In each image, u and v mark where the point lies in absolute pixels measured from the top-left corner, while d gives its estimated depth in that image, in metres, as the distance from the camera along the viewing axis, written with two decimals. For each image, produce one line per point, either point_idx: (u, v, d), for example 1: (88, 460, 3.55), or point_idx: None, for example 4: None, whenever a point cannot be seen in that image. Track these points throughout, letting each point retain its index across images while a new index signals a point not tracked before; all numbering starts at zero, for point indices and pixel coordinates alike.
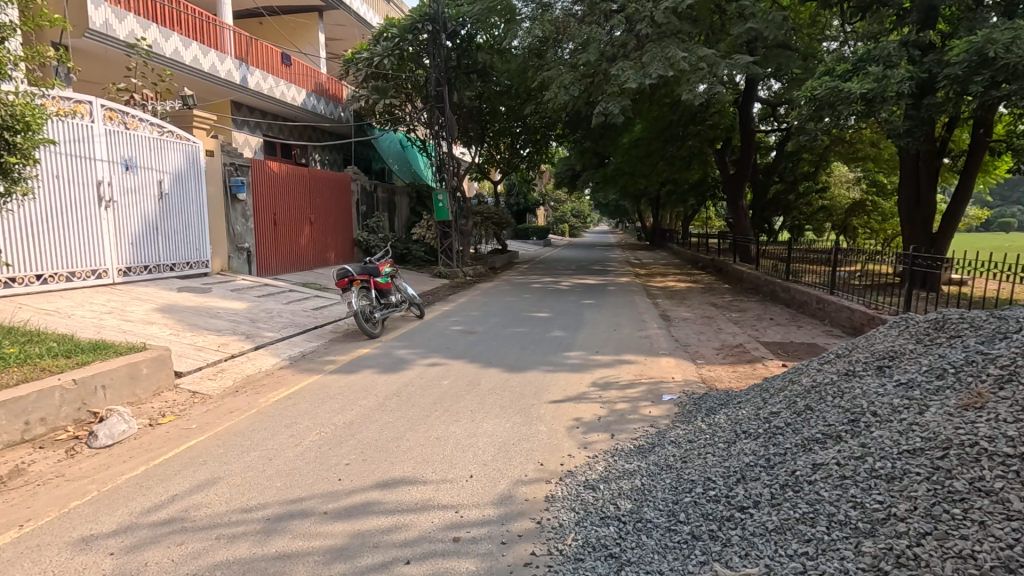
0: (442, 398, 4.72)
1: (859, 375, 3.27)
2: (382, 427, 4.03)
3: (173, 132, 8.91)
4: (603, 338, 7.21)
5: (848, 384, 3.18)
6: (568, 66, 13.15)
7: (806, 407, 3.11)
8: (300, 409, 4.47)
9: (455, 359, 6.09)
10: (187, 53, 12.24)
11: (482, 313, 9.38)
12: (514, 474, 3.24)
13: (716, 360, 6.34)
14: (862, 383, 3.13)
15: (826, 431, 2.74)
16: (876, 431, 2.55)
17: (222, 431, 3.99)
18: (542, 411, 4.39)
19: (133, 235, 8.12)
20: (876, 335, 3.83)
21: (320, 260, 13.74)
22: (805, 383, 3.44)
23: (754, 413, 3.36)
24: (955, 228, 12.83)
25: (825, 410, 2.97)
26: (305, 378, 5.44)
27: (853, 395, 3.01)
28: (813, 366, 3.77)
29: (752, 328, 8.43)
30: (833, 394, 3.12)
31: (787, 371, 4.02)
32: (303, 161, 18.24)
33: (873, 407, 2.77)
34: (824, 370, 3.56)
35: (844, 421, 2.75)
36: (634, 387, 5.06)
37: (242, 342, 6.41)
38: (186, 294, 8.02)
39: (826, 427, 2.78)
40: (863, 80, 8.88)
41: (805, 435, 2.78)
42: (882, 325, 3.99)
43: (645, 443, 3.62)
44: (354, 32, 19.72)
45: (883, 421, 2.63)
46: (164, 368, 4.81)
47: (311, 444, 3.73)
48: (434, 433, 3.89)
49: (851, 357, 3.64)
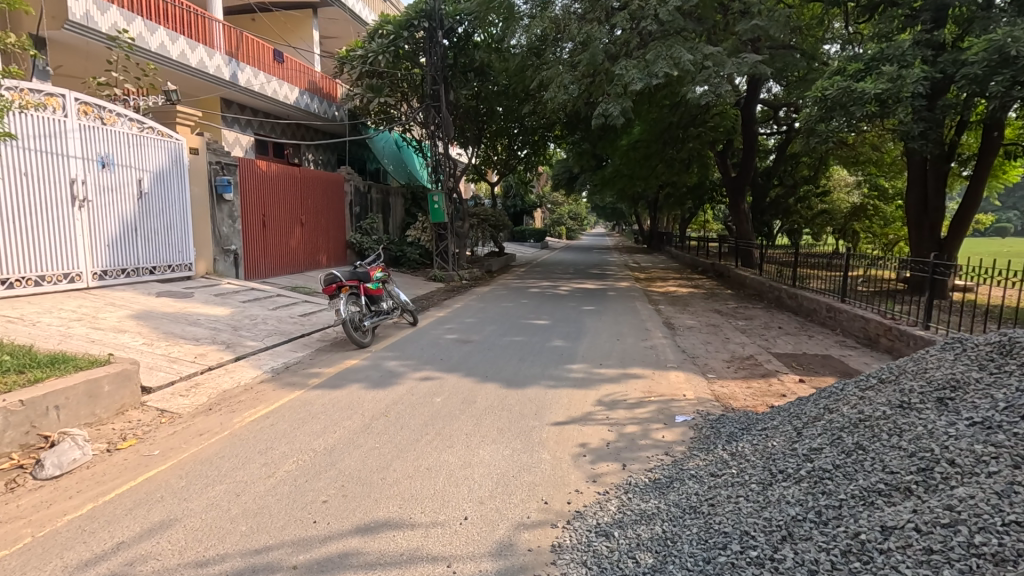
0: (434, 418, 4.31)
1: (917, 408, 2.88)
2: (367, 455, 3.61)
3: (155, 128, 8.47)
4: (607, 348, 6.81)
5: (905, 419, 2.79)
6: (568, 65, 12.78)
7: (855, 446, 2.73)
8: (278, 430, 4.05)
9: (449, 372, 5.68)
10: (173, 48, 11.81)
11: (478, 319, 8.97)
12: (514, 516, 2.85)
13: (728, 373, 5.95)
14: (923, 419, 2.74)
15: (892, 482, 2.34)
16: (962, 489, 2.15)
17: (187, 458, 3.57)
18: (544, 434, 3.99)
19: (110, 236, 7.68)
20: (928, 360, 3.44)
21: (311, 262, 13.31)
22: (849, 414, 3.06)
23: (790, 448, 2.98)
24: (965, 232, 12.47)
25: (883, 452, 2.58)
26: (287, 393, 5.02)
27: (916, 435, 2.62)
28: (854, 392, 3.39)
29: (761, 337, 8.05)
30: (888, 432, 2.73)
31: (820, 396, 3.64)
32: (296, 160, 17.81)
33: (949, 455, 2.38)
34: (870, 399, 3.17)
35: (914, 471, 2.36)
36: (642, 406, 4.66)
37: (221, 352, 5.98)
38: (165, 300, 7.58)
39: (889, 477, 2.39)
40: (877, 80, 8.53)
41: (864, 485, 2.38)
42: (932, 348, 3.60)
43: (662, 476, 3.23)
44: (349, 29, 19.30)
45: (967, 475, 2.24)
46: (129, 384, 4.38)
47: (286, 476, 3.32)
48: (424, 463, 3.48)
49: (900, 384, 3.25)
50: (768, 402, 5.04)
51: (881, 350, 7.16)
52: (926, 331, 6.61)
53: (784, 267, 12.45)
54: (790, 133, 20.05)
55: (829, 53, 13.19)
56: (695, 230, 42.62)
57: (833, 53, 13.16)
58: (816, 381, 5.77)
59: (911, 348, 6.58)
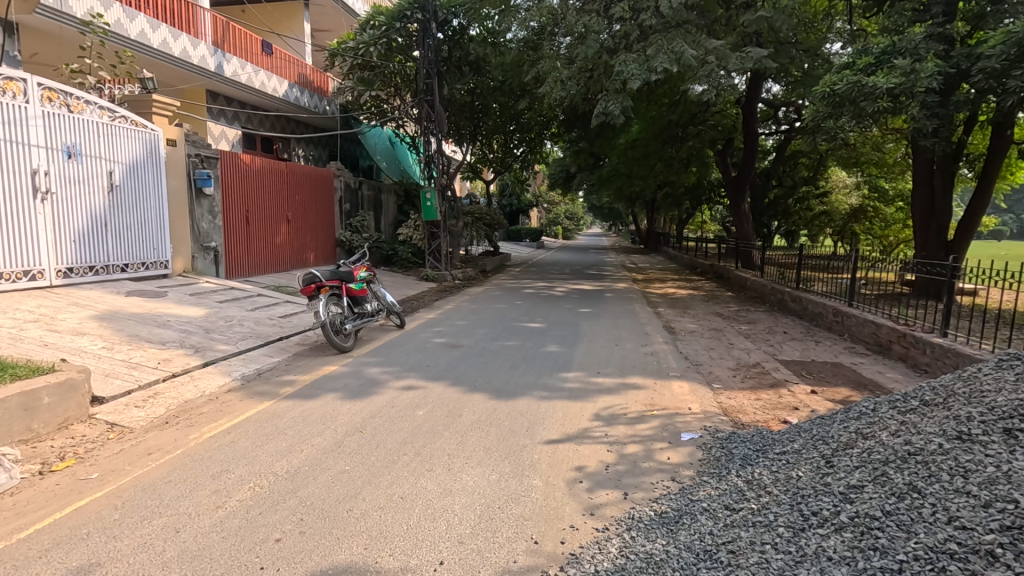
0: (414, 435, 3.89)
1: (981, 443, 2.49)
2: (333, 481, 3.18)
3: (128, 117, 8.01)
4: (605, 355, 6.40)
5: (969, 456, 2.40)
6: (566, 58, 12.36)
7: (908, 487, 2.34)
8: (238, 449, 3.61)
9: (435, 381, 5.25)
10: (154, 36, 11.33)
11: (470, 322, 8.55)
12: (500, 561, 2.43)
13: (734, 383, 5.54)
14: (991, 458, 2.35)
15: (972, 543, 1.93)
16: None
17: (128, 484, 3.13)
18: (535, 456, 3.56)
19: (77, 231, 7.22)
20: (980, 381, 3.07)
21: (297, 261, 12.85)
22: (895, 445, 2.67)
23: (823, 483, 2.59)
24: (973, 234, 12.11)
25: (950, 500, 2.17)
26: (256, 403, 4.59)
27: (990, 480, 2.21)
28: (895, 417, 3.00)
29: (766, 343, 7.64)
30: (948, 471, 2.35)
31: (851, 419, 3.25)
32: (285, 155, 17.40)
33: None
34: (919, 427, 2.77)
35: (998, 529, 1.95)
36: (644, 422, 4.25)
37: (188, 357, 5.54)
38: (135, 299, 7.12)
39: (967, 534, 1.98)
40: (888, 74, 8.14)
41: (934, 544, 1.98)
42: (980, 369, 3.22)
43: (670, 509, 2.82)
44: (341, 22, 18.82)
45: None
46: (74, 396, 3.93)
47: (238, 506, 2.88)
48: (399, 492, 3.05)
49: (952, 410, 2.86)
50: (780, 416, 4.64)
51: (894, 357, 6.76)
52: (943, 338, 6.21)
53: (787, 269, 12.09)
54: (790, 133, 19.73)
55: (832, 50, 12.84)
56: (691, 231, 42.39)
57: (837, 50, 12.81)
58: (830, 392, 5.36)
59: (928, 356, 6.17)
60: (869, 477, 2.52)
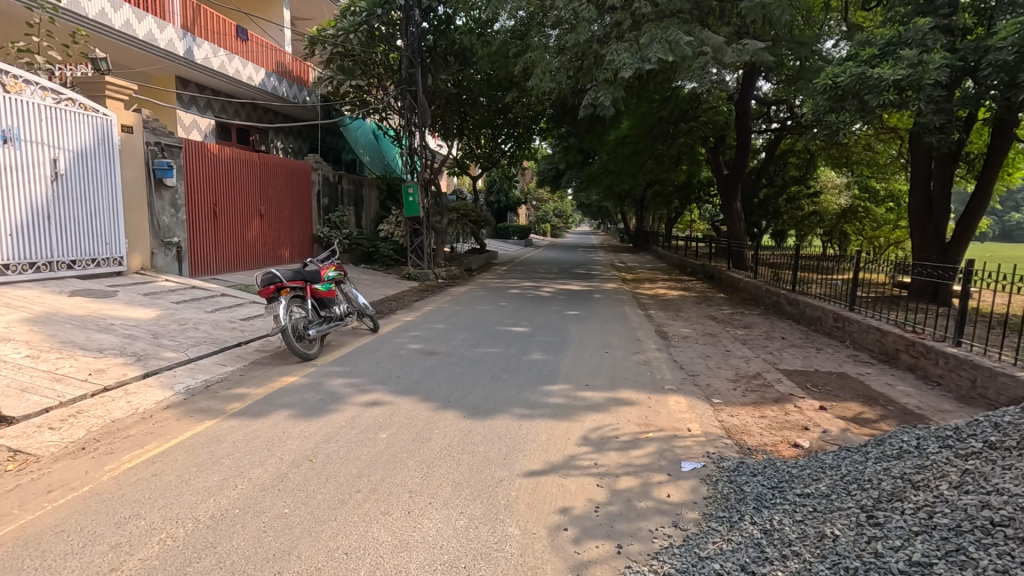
0: (372, 466, 3.32)
1: None
2: (266, 530, 2.61)
3: (76, 100, 7.33)
4: (595, 364, 5.88)
5: None
6: (554, 48, 11.79)
7: (998, 573, 1.89)
8: (158, 485, 3.02)
9: (404, 397, 4.68)
10: (115, 17, 10.62)
11: (449, 325, 8.00)
12: None
13: (735, 398, 5.04)
14: None
15: None
16: None
17: (7, 536, 2.52)
18: (513, 494, 3.02)
19: (14, 225, 6.56)
20: None
21: (271, 258, 12.20)
22: (971, 510, 2.23)
23: (876, 554, 2.12)
24: (971, 237, 11.75)
25: None
26: (194, 424, 3.98)
27: None
28: (956, 466, 2.57)
29: (765, 351, 7.17)
30: None
31: (896, 462, 2.80)
32: (262, 147, 16.72)
33: None
34: (996, 488, 2.33)
35: None
36: (639, 448, 3.72)
37: (127, 366, 4.92)
38: (78, 300, 6.47)
39: None
40: (895, 66, 7.68)
41: None
42: None
43: (676, 570, 2.32)
44: (323, 9, 18.11)
45: None
46: None
47: (137, 569, 2.30)
48: (343, 546, 2.49)
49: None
50: (789, 438, 4.13)
51: (902, 367, 6.31)
52: (958, 347, 5.74)
53: (783, 270, 11.64)
54: (782, 131, 19.35)
55: (826, 45, 12.44)
56: (679, 230, 42.11)
57: (833, 46, 12.41)
58: (839, 408, 4.87)
59: (941, 367, 5.70)
60: (939, 551, 2.07)
